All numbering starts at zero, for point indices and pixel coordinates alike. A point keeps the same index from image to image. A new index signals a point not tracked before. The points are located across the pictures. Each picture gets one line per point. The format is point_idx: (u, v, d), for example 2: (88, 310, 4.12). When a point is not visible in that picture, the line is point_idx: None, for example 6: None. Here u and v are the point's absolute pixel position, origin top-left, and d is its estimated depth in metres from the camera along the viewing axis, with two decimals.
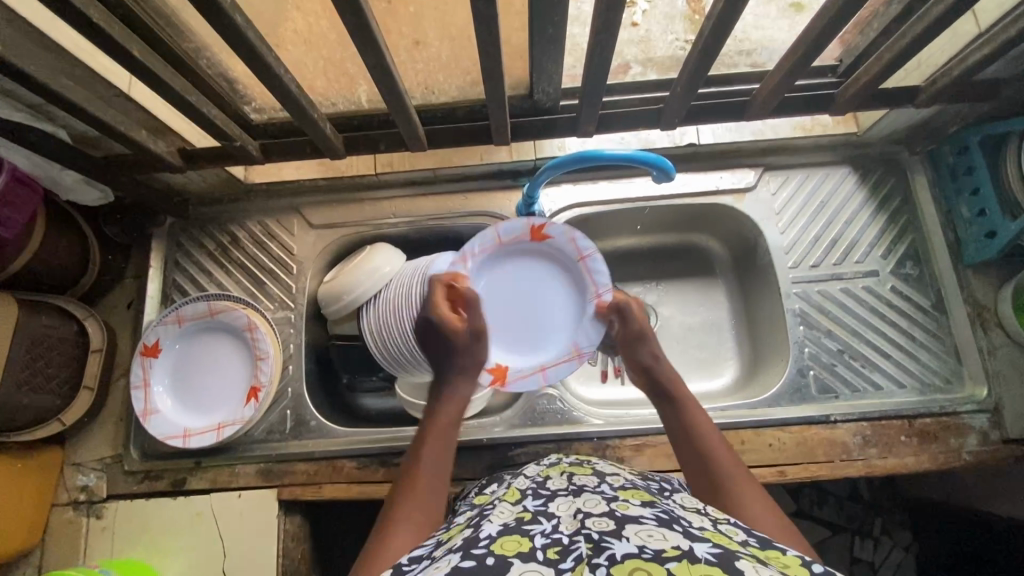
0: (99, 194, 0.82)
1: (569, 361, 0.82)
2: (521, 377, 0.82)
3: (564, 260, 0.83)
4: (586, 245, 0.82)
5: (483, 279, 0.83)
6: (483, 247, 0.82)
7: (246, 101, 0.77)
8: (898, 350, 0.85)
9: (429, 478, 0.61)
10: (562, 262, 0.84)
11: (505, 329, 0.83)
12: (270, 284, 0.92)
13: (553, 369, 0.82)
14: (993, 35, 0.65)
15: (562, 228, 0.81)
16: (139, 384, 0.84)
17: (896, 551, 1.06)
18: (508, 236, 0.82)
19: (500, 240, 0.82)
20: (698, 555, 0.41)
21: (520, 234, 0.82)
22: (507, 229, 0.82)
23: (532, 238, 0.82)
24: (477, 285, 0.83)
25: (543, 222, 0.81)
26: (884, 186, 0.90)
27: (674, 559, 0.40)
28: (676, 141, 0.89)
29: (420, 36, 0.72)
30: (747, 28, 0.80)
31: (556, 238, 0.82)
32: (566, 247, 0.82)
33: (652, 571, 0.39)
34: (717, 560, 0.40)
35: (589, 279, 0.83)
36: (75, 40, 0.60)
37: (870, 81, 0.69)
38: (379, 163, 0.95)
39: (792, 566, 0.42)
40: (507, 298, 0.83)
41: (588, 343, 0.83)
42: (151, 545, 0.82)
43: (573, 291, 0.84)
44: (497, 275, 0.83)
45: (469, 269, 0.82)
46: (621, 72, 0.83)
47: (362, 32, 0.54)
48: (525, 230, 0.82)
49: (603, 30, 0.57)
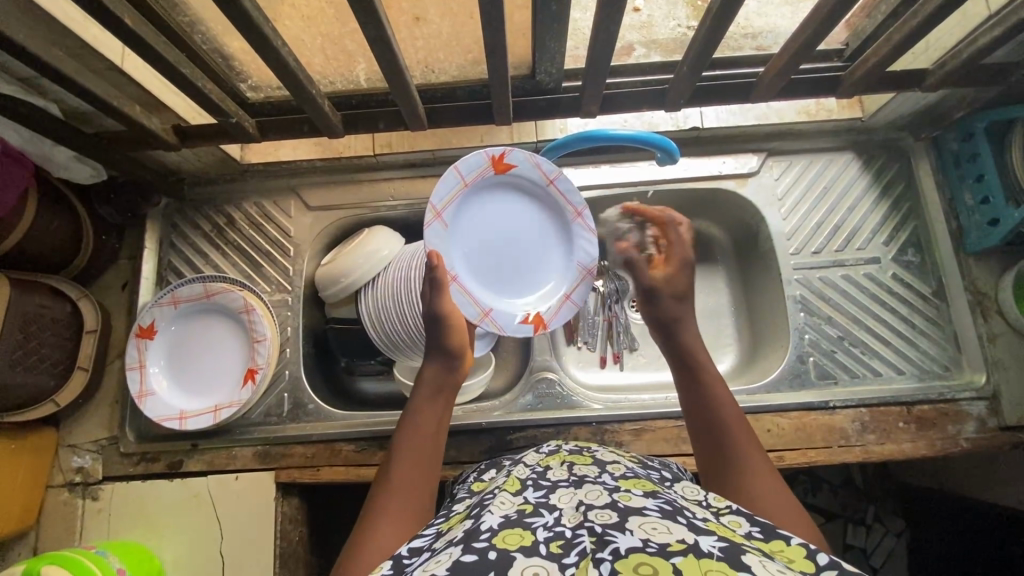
0: (92, 172, 0.80)
1: (583, 283, 0.77)
2: (553, 315, 0.76)
3: (532, 186, 0.75)
4: (552, 167, 0.74)
5: (461, 233, 0.73)
6: (449, 197, 0.71)
7: (242, 78, 0.75)
8: (897, 337, 0.85)
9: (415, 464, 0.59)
10: (531, 188, 0.75)
11: (508, 275, 0.76)
12: (267, 266, 0.90)
13: (575, 293, 0.76)
14: (1004, 17, 0.64)
15: (524, 152, 0.72)
16: (134, 365, 0.83)
17: (888, 538, 1.06)
18: (469, 174, 0.71)
19: (463, 183, 0.71)
20: (704, 549, 0.41)
21: (480, 168, 0.72)
22: (465, 167, 0.71)
23: (495, 171, 0.72)
24: (459, 241, 0.73)
25: (501, 150, 0.72)
26: (887, 172, 0.89)
27: (679, 554, 0.40)
28: (678, 124, 0.87)
29: (420, 12, 0.70)
30: (750, 15, 0.76)
31: (519, 165, 0.73)
32: (533, 174, 0.74)
33: (658, 567, 0.39)
34: (723, 555, 0.40)
35: (564, 200, 0.76)
36: (65, 9, 0.58)
37: (878, 64, 0.68)
38: (378, 143, 0.91)
39: (796, 558, 0.42)
40: (494, 243, 0.75)
41: (589, 256, 0.76)
42: (147, 527, 0.82)
43: (554, 215, 0.76)
44: (472, 222, 0.73)
45: (447, 226, 0.71)
46: (625, 55, 0.80)
47: (362, 4, 0.52)
48: (484, 163, 0.72)
49: (608, 7, 0.56)
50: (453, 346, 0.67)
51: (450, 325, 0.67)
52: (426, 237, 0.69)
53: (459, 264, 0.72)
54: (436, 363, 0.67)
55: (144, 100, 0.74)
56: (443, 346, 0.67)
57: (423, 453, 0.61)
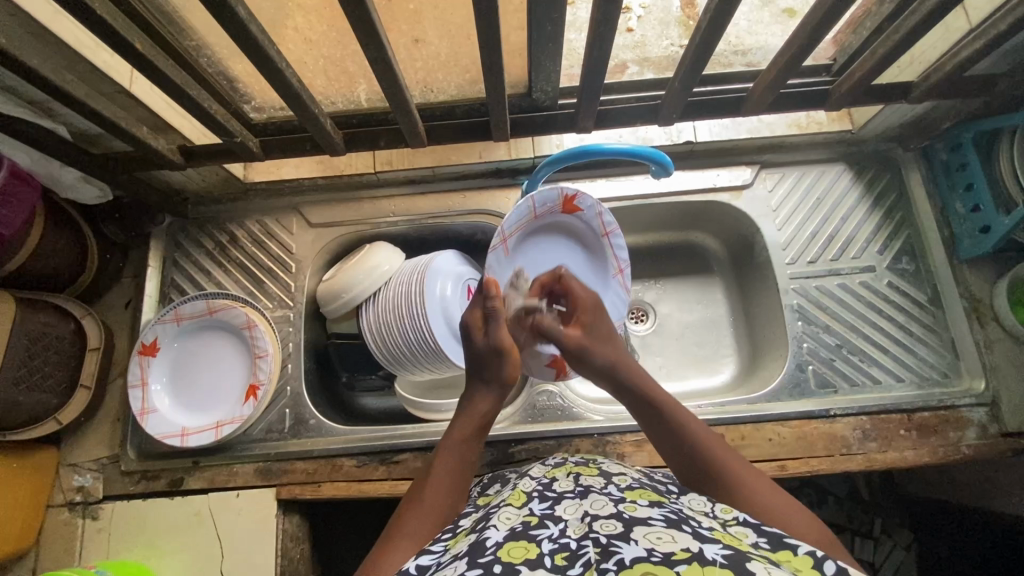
0: (99, 193, 0.82)
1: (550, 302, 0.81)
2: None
3: (589, 233, 0.84)
4: (611, 221, 0.82)
5: (523, 259, 0.82)
6: (518, 223, 0.80)
7: (247, 100, 0.77)
8: (895, 345, 0.85)
9: (442, 494, 0.61)
10: (588, 234, 0.85)
11: None
12: (269, 282, 0.91)
13: None
14: (984, 31, 0.66)
15: (592, 201, 0.81)
16: (137, 383, 0.83)
17: (897, 551, 1.03)
18: (541, 208, 0.81)
19: (534, 214, 0.81)
20: (709, 557, 0.41)
21: (552, 204, 0.81)
22: (539, 201, 0.80)
23: (564, 210, 0.82)
24: (517, 267, 0.82)
25: (574, 193, 0.80)
26: (878, 182, 0.91)
27: (683, 562, 0.40)
28: (672, 139, 0.89)
29: (419, 34, 0.73)
30: (741, 33, 0.82)
31: (585, 210, 0.82)
32: (594, 222, 0.83)
33: (662, 574, 0.39)
34: (728, 562, 0.40)
35: (612, 253, 0.85)
36: (77, 35, 0.60)
37: (864, 77, 0.71)
38: (379, 161, 0.93)
39: (804, 569, 0.42)
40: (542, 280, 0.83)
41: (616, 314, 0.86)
42: (149, 546, 0.81)
43: (599, 261, 0.86)
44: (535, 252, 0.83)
45: (509, 250, 0.81)
46: (619, 72, 0.84)
47: (363, 25, 0.54)
48: (557, 200, 0.81)
49: (600, 26, 0.57)
50: (505, 379, 0.71)
51: (508, 359, 0.71)
52: (489, 258, 0.79)
53: (510, 288, 0.81)
54: (487, 396, 0.70)
55: (152, 122, 0.76)
56: (498, 375, 0.71)
57: (452, 484, 0.62)
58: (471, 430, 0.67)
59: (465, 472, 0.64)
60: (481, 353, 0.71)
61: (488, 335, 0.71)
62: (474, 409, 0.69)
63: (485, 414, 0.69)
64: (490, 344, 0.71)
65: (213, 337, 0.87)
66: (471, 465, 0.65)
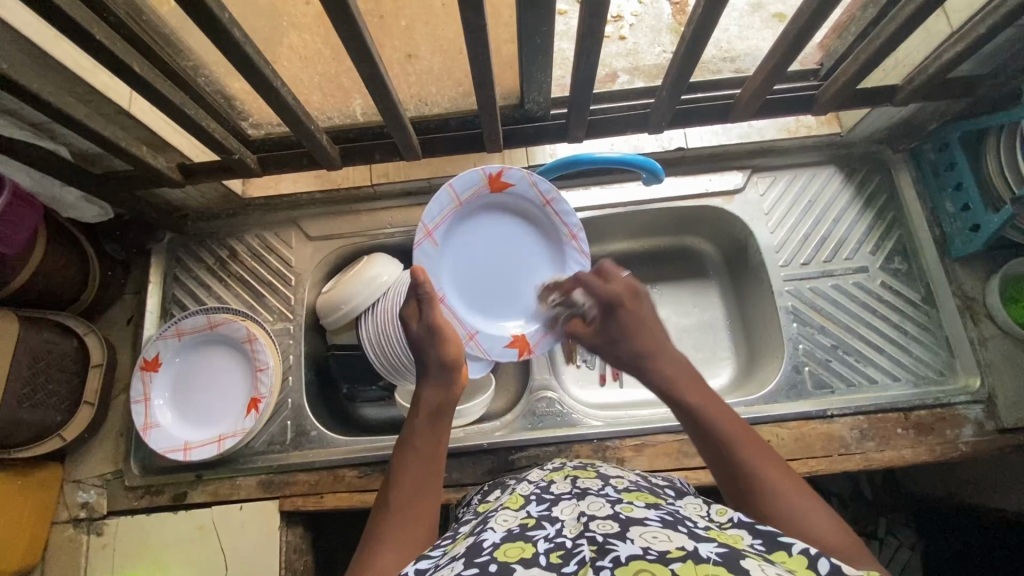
0: (99, 211, 0.84)
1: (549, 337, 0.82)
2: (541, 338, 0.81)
3: (527, 206, 0.80)
4: (549, 187, 0.78)
5: (457, 245, 0.78)
6: (442, 214, 0.75)
7: (243, 117, 0.78)
8: (891, 345, 0.86)
9: (412, 495, 0.58)
10: (526, 207, 0.80)
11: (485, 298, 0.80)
12: (269, 295, 0.93)
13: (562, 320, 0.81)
14: (964, 34, 0.67)
15: (521, 172, 0.77)
16: (139, 399, 0.84)
17: (902, 551, 1.04)
18: (464, 193, 0.76)
19: (458, 200, 0.76)
20: (703, 555, 0.41)
21: (476, 186, 0.77)
22: (461, 186, 0.75)
23: (490, 188, 0.77)
24: (451, 258, 0.78)
25: (498, 169, 0.76)
26: (868, 184, 0.92)
27: (678, 560, 0.41)
28: (664, 146, 0.91)
29: (412, 49, 0.74)
30: (732, 39, 0.83)
31: (516, 183, 0.77)
32: (530, 193, 0.79)
33: (656, 571, 0.39)
34: (722, 559, 0.41)
35: (558, 219, 0.80)
36: (77, 58, 0.62)
37: (847, 82, 0.72)
38: (375, 173, 0.95)
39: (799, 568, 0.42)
40: (483, 263, 0.79)
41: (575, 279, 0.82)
42: (153, 561, 0.82)
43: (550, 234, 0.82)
44: (468, 235, 0.78)
45: (438, 243, 0.76)
46: (609, 81, 0.86)
47: (355, 43, 0.55)
48: (482, 181, 0.76)
49: (588, 37, 0.59)
50: (446, 361, 0.67)
51: (444, 339, 0.68)
52: (415, 254, 0.74)
53: (447, 280, 0.78)
54: (433, 386, 0.67)
55: (152, 141, 0.77)
56: (436, 359, 0.68)
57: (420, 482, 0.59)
58: (424, 421, 0.64)
59: (429, 468, 0.61)
60: (420, 337, 0.69)
61: (422, 320, 0.69)
62: (421, 400, 0.66)
63: (435, 401, 0.66)
64: (426, 327, 0.69)
65: (215, 350, 0.88)
66: (435, 460, 0.62)
